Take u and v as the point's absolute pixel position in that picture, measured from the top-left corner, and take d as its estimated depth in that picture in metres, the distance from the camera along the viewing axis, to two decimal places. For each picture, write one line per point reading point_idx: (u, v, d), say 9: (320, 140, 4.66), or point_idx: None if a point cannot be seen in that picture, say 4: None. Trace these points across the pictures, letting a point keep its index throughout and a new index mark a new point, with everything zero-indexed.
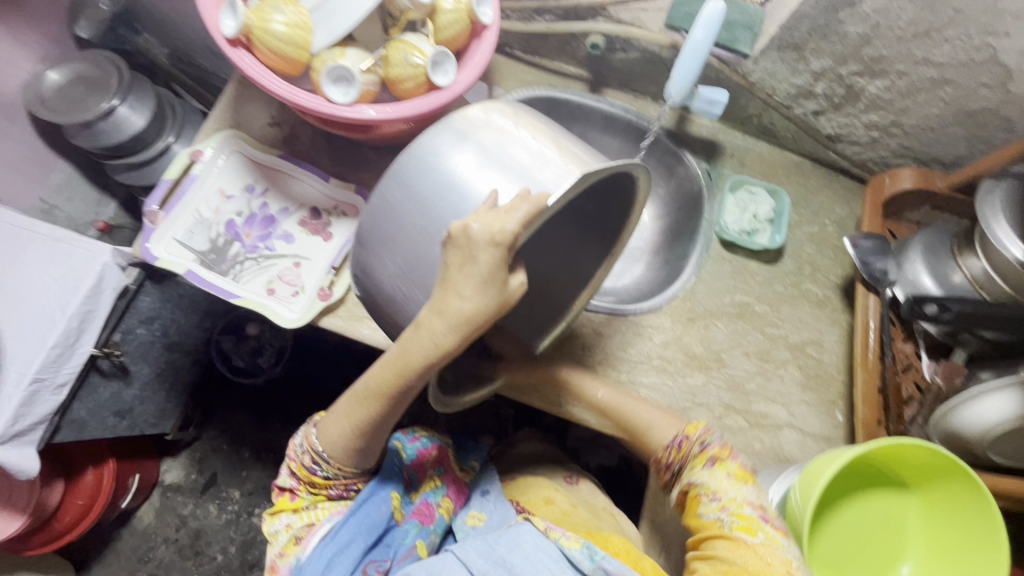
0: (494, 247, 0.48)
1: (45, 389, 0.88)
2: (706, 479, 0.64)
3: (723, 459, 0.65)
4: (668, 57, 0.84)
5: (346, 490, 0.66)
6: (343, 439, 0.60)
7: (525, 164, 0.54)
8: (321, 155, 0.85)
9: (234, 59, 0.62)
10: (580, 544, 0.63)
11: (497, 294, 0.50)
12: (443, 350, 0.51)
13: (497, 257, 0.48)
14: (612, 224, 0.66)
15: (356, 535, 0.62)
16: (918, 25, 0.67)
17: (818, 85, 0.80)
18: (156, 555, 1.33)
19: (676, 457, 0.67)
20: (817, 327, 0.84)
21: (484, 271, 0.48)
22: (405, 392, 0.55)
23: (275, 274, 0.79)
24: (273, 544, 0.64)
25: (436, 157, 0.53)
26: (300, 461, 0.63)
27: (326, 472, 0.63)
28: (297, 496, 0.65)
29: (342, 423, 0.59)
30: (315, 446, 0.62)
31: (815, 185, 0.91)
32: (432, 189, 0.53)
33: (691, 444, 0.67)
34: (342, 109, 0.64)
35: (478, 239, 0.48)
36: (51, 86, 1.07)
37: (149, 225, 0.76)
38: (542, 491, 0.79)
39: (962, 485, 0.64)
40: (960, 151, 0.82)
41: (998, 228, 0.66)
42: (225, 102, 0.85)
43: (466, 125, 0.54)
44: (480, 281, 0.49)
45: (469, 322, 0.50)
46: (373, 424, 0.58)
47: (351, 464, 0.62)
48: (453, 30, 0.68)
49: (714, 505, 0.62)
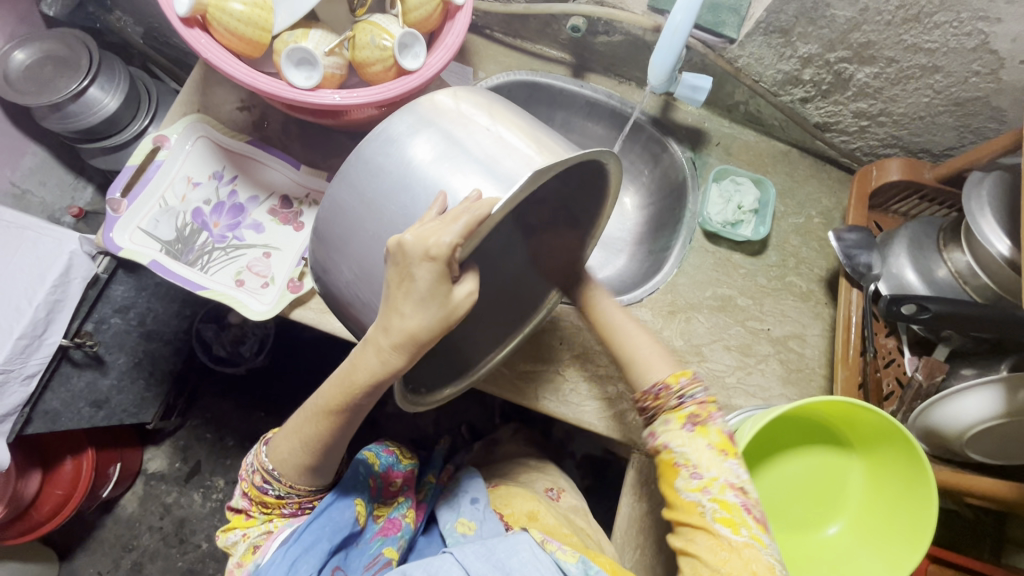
0: (428, 261, 0.46)
1: (13, 380, 0.86)
2: (688, 448, 0.57)
3: (705, 424, 0.58)
4: (652, 40, 0.81)
5: (299, 508, 0.66)
6: (294, 455, 0.60)
7: (477, 157, 0.50)
8: (293, 142, 0.83)
9: (188, 40, 0.59)
10: (577, 557, 0.59)
11: (439, 308, 0.49)
12: (390, 368, 0.51)
13: (434, 272, 0.46)
14: (584, 215, 0.65)
15: (319, 538, 0.61)
16: (908, 9, 0.64)
17: (805, 72, 0.78)
18: (140, 543, 1.33)
19: (653, 404, 0.62)
20: (800, 321, 0.82)
21: (423, 287, 0.47)
22: (355, 406, 0.56)
23: (244, 265, 0.77)
24: (231, 555, 0.64)
25: (385, 157, 0.51)
26: (252, 483, 0.64)
27: (278, 490, 0.63)
28: (249, 516, 0.65)
29: (293, 438, 0.60)
30: (265, 465, 0.62)
31: (802, 175, 0.88)
32: (379, 192, 0.51)
33: (669, 395, 0.61)
34: (304, 94, 0.61)
35: (413, 253, 0.46)
36: (17, 66, 1.03)
37: (111, 214, 0.73)
38: (526, 504, 0.75)
39: (908, 453, 0.60)
40: (950, 141, 0.80)
41: (983, 223, 0.65)
42: (192, 85, 0.81)
43: (414, 119, 0.51)
44: (419, 299, 0.48)
45: (413, 338, 0.49)
46: (325, 440, 0.59)
47: (304, 482, 0.62)
48: (423, 12, 0.64)
49: (695, 483, 0.56)
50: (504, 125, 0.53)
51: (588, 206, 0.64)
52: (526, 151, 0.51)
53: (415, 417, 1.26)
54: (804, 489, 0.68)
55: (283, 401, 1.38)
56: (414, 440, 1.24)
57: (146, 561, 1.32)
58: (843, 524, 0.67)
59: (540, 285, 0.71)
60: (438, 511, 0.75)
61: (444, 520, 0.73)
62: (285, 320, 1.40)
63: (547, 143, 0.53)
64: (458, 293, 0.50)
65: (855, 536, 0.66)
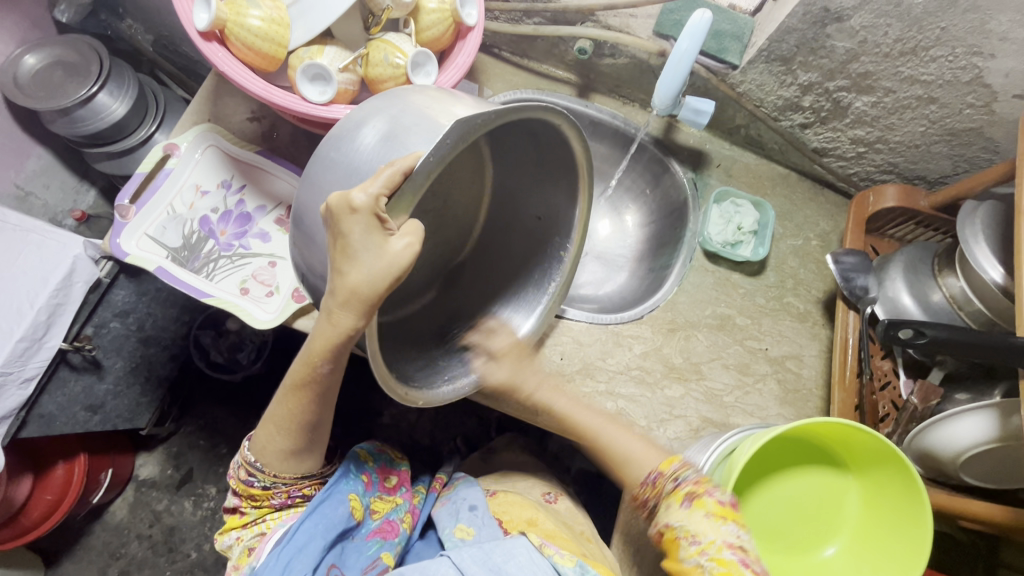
0: (354, 212, 0.46)
1: (10, 383, 0.86)
2: (685, 521, 0.54)
3: (701, 496, 0.55)
4: (657, 64, 0.83)
5: (289, 497, 0.67)
6: (280, 443, 0.62)
7: (420, 125, 0.51)
8: (302, 152, 0.84)
9: (206, 54, 0.60)
10: (573, 561, 0.61)
11: (377, 256, 0.47)
12: (341, 329, 0.50)
13: (363, 223, 0.46)
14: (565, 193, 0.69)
15: (313, 537, 0.62)
16: (905, 42, 0.66)
17: (805, 99, 0.80)
18: (129, 551, 1.31)
19: (653, 493, 0.61)
20: (797, 341, 0.84)
21: (357, 239, 0.47)
22: (318, 377, 0.56)
23: (249, 274, 0.77)
24: (228, 557, 0.67)
25: (337, 152, 0.53)
26: (238, 477, 0.66)
27: (263, 482, 0.65)
28: (242, 514, 0.67)
29: (272, 427, 0.61)
30: (249, 458, 0.64)
31: (801, 198, 0.90)
32: (334, 180, 0.52)
33: (665, 481, 0.60)
34: (318, 108, 0.62)
35: (340, 208, 0.46)
36: (28, 70, 1.04)
37: (120, 220, 0.74)
38: (524, 512, 0.74)
39: (903, 474, 0.61)
40: (944, 169, 0.82)
41: (976, 249, 0.67)
42: (204, 94, 0.82)
43: (365, 112, 0.53)
44: (356, 253, 0.47)
45: (355, 293, 0.48)
46: (297, 418, 0.60)
47: (288, 469, 0.65)
48: (435, 31, 0.66)
49: (694, 549, 0.52)
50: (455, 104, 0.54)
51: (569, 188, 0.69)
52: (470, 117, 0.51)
53: (411, 428, 1.25)
54: (801, 510, 0.68)
55: None
56: (410, 452, 1.24)
57: (134, 570, 1.30)
58: (840, 544, 0.67)
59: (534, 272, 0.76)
60: (438, 516, 0.75)
61: (442, 524, 0.73)
62: (284, 328, 1.40)
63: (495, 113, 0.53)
64: (396, 247, 0.48)
65: (854, 557, 0.66)
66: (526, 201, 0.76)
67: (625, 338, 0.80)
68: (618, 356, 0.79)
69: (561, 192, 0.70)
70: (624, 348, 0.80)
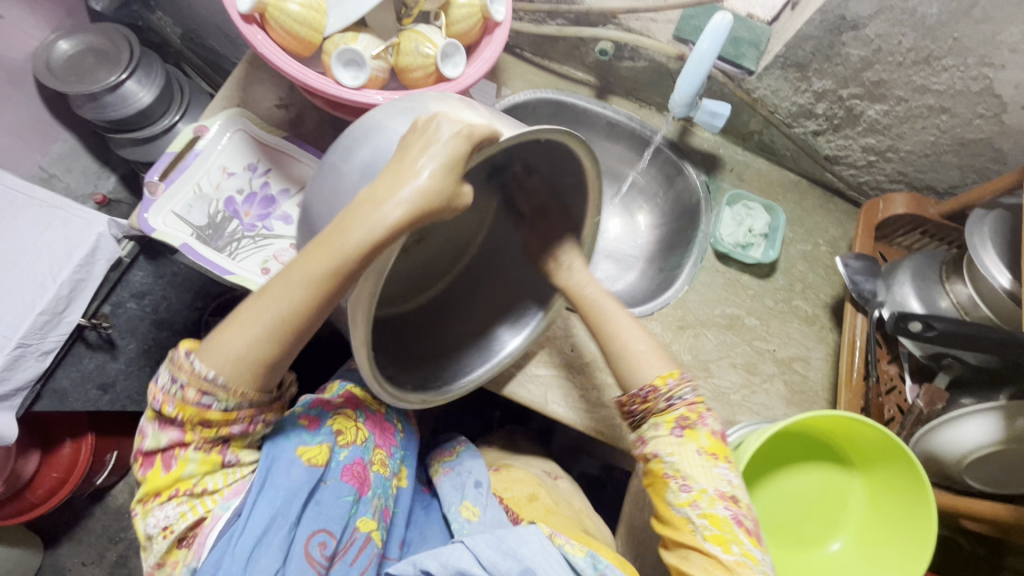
0: (460, 136, 0.45)
1: (29, 354, 0.87)
2: (677, 457, 0.58)
3: (694, 426, 0.60)
4: (675, 68, 0.85)
5: (250, 425, 0.54)
6: (246, 349, 0.49)
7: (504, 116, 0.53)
8: (325, 140, 0.86)
9: (246, 35, 0.62)
10: (584, 551, 0.62)
11: (452, 186, 0.46)
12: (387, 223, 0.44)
13: (458, 145, 0.45)
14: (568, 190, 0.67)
15: (274, 514, 0.56)
16: (918, 52, 0.69)
17: (819, 106, 0.82)
18: (128, 535, 1.31)
19: (641, 407, 0.62)
20: (804, 343, 0.85)
21: (446, 155, 0.45)
22: (338, 287, 0.47)
23: (270, 254, 0.80)
24: (153, 541, 0.53)
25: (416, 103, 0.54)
26: (181, 401, 0.50)
27: (224, 403, 0.51)
28: (176, 462, 0.52)
29: (246, 328, 0.49)
30: (203, 372, 0.49)
31: (811, 205, 0.92)
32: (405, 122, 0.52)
33: (659, 398, 0.62)
34: (350, 92, 0.65)
35: (444, 126, 0.45)
36: (61, 55, 1.08)
37: (148, 196, 0.76)
38: (526, 487, 0.76)
39: (909, 471, 0.62)
40: (953, 180, 0.84)
41: (984, 255, 0.68)
42: (234, 81, 0.85)
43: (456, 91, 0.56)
44: (441, 165, 0.45)
45: (420, 199, 0.44)
46: (294, 329, 0.49)
47: (255, 386, 0.51)
48: (465, 25, 0.69)
49: (684, 496, 0.57)
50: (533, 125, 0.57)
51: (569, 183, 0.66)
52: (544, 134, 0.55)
53: None
54: (806, 506, 0.69)
55: None
56: None
57: (132, 553, 1.30)
58: (845, 540, 0.68)
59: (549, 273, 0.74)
60: (444, 491, 0.75)
61: (449, 502, 0.74)
62: None
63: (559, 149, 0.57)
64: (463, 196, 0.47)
65: (859, 555, 0.67)
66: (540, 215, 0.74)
67: None
68: None
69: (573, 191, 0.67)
70: None
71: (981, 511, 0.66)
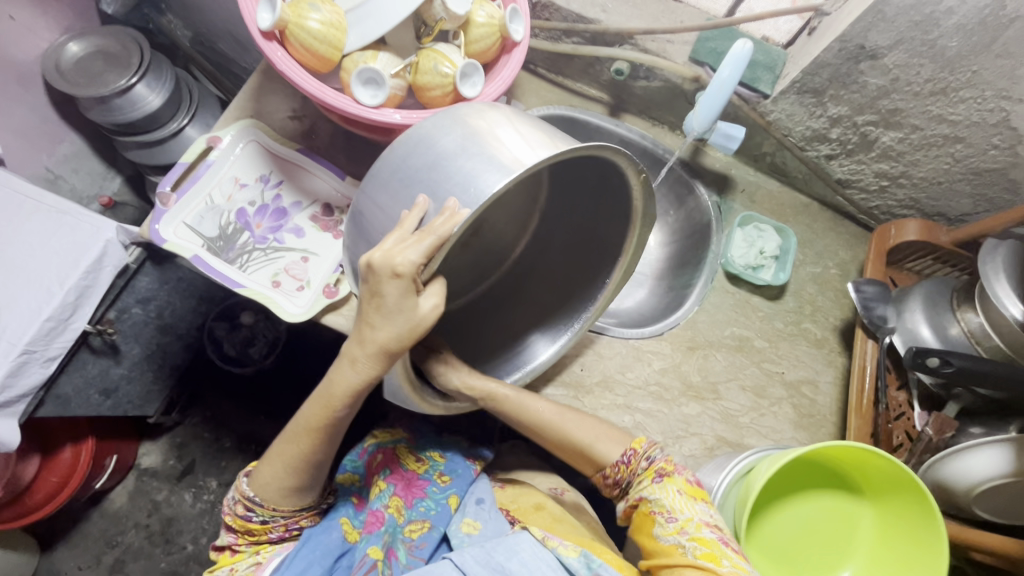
0: (395, 278, 0.50)
1: (34, 361, 0.86)
2: (660, 496, 0.60)
3: (671, 474, 0.62)
4: (690, 89, 0.85)
5: (286, 531, 0.68)
6: (276, 480, 0.63)
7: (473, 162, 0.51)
8: (339, 153, 0.86)
9: (266, 52, 0.62)
10: (578, 552, 0.61)
11: (406, 319, 0.53)
12: (363, 374, 0.57)
13: (402, 288, 0.51)
14: (610, 201, 0.66)
15: (311, 563, 0.66)
16: (937, 83, 0.69)
17: (833, 131, 0.82)
18: (125, 540, 1.30)
19: (624, 473, 0.66)
20: (812, 366, 0.85)
21: (390, 302, 0.52)
22: (335, 420, 0.61)
23: (282, 267, 0.79)
24: None
25: (393, 160, 0.54)
26: (235, 513, 0.66)
27: (261, 517, 0.65)
28: (236, 551, 0.67)
29: (274, 462, 0.63)
30: (247, 493, 0.64)
31: (821, 227, 0.92)
32: (385, 200, 0.54)
33: (637, 460, 0.65)
34: (368, 111, 0.64)
35: (381, 270, 0.50)
36: (71, 58, 1.07)
37: (160, 206, 0.75)
38: (531, 499, 0.76)
39: (918, 501, 0.62)
40: (964, 208, 0.84)
41: (997, 286, 0.68)
42: (248, 91, 0.85)
43: (427, 129, 0.54)
44: (388, 312, 0.52)
45: (384, 348, 0.55)
46: (305, 460, 0.63)
47: (287, 504, 0.65)
48: (483, 44, 0.69)
49: (671, 527, 0.57)
50: (507, 126, 0.53)
51: (610, 195, 0.66)
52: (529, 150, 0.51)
53: None
54: (814, 533, 0.69)
55: (284, 407, 1.36)
56: None
57: (129, 559, 1.29)
58: (854, 569, 0.68)
59: (585, 283, 0.73)
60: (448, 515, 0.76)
61: (449, 521, 0.73)
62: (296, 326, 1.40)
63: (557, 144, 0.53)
64: (424, 307, 0.54)
65: None
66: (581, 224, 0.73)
67: (645, 353, 0.81)
68: (637, 370, 0.80)
69: (613, 201, 0.66)
70: (643, 363, 0.81)
71: (988, 544, 0.66)
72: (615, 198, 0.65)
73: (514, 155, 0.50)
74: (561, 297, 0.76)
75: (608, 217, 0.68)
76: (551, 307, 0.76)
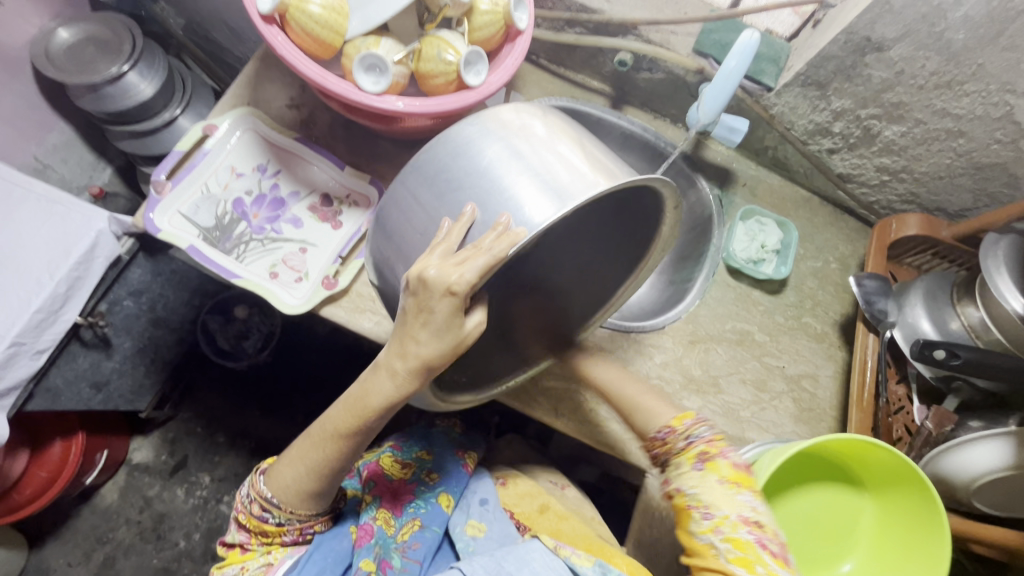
0: (449, 296, 0.47)
1: (23, 353, 0.84)
2: (698, 489, 0.56)
3: (714, 459, 0.58)
4: (693, 82, 0.85)
5: (300, 535, 0.67)
6: (297, 483, 0.62)
7: (528, 177, 0.48)
8: (338, 142, 0.84)
9: (266, 36, 0.60)
10: (591, 561, 0.60)
11: (453, 338, 0.50)
12: (402, 391, 0.54)
13: (453, 306, 0.48)
14: (634, 212, 0.64)
15: (322, 569, 0.67)
16: (941, 76, 0.69)
17: (836, 124, 0.82)
18: (116, 536, 1.28)
19: (663, 450, 0.63)
20: (813, 361, 0.85)
21: (439, 320, 0.49)
22: (365, 430, 0.58)
23: (280, 258, 0.77)
24: None
25: (439, 161, 0.51)
26: (249, 512, 0.66)
27: (277, 518, 0.65)
28: (248, 549, 0.68)
29: (297, 465, 0.62)
30: (264, 494, 0.64)
31: (822, 222, 0.92)
32: (427, 202, 0.51)
33: (676, 439, 0.61)
34: (370, 98, 0.63)
35: (434, 287, 0.47)
36: (61, 44, 1.05)
37: (154, 195, 0.74)
38: (535, 498, 0.77)
39: (921, 493, 0.62)
40: (965, 203, 0.84)
41: (999, 280, 0.69)
42: (245, 79, 0.83)
43: (478, 133, 0.51)
44: (436, 330, 0.49)
45: (426, 365, 0.51)
46: (329, 467, 0.61)
47: (304, 508, 0.64)
48: (487, 32, 0.67)
49: (708, 524, 0.54)
50: (558, 141, 0.51)
51: (636, 208, 0.63)
52: (586, 171, 0.49)
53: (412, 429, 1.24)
54: (816, 526, 0.69)
55: (278, 402, 1.34)
56: None
57: (120, 555, 1.27)
58: (856, 561, 0.68)
59: (598, 292, 0.70)
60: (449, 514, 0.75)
61: (452, 521, 0.73)
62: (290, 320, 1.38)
63: (608, 166, 0.51)
64: (470, 325, 0.52)
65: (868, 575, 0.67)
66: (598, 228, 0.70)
67: (647, 347, 0.81)
68: (639, 364, 0.80)
69: (636, 216, 0.64)
70: (645, 356, 0.80)
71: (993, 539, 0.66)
72: (641, 213, 0.63)
73: (570, 176, 0.48)
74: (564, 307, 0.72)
75: (631, 233, 0.66)
76: (553, 316, 0.73)
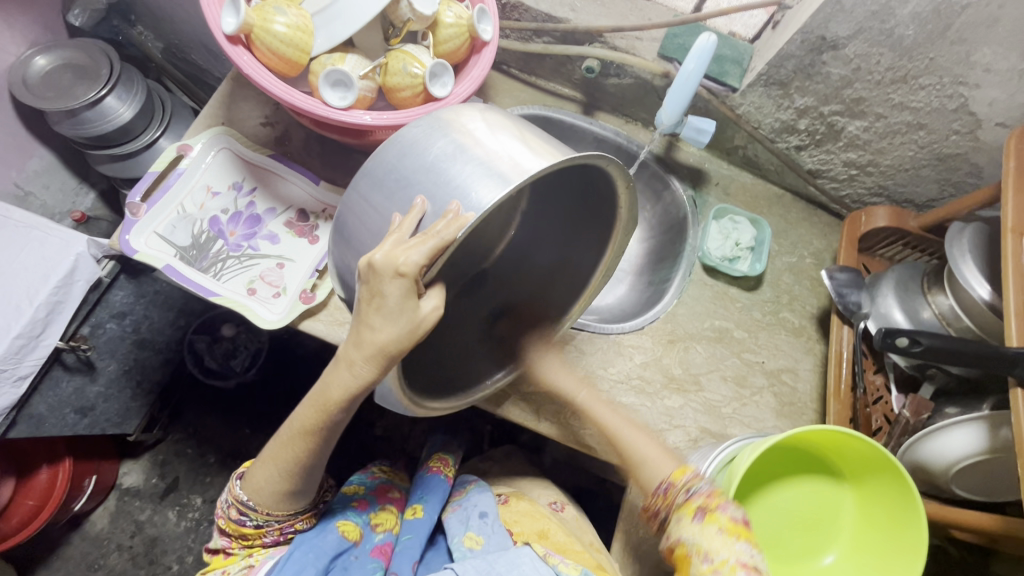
0: (398, 277, 0.47)
1: (4, 380, 0.83)
2: (699, 537, 0.51)
3: (713, 509, 0.52)
4: (660, 85, 0.86)
5: (280, 535, 0.68)
6: (271, 483, 0.62)
7: (472, 166, 0.49)
8: (313, 158, 0.85)
9: (231, 56, 0.61)
10: (579, 570, 0.62)
11: (408, 321, 0.50)
12: (361, 380, 0.54)
13: (404, 288, 0.48)
14: (596, 209, 0.66)
15: (305, 564, 0.63)
16: (896, 71, 0.71)
17: (801, 122, 0.84)
18: (107, 563, 1.27)
19: (663, 504, 0.58)
20: (792, 355, 0.86)
21: (393, 303, 0.49)
22: (331, 424, 0.58)
23: (257, 274, 0.78)
24: None
25: (387, 162, 0.52)
26: (228, 517, 0.65)
27: (255, 521, 0.65)
28: (229, 554, 0.68)
29: (270, 466, 0.61)
30: (240, 497, 0.63)
31: (795, 217, 0.93)
32: (379, 201, 0.52)
33: (676, 493, 0.57)
34: (337, 112, 0.64)
35: (382, 271, 0.47)
36: (37, 71, 1.05)
37: (129, 217, 0.74)
38: (536, 523, 0.73)
39: (896, 482, 0.63)
40: (931, 193, 0.86)
41: (965, 268, 0.70)
42: (219, 99, 0.84)
43: (425, 132, 0.52)
44: (389, 313, 0.49)
45: (383, 350, 0.51)
46: (304, 464, 0.61)
47: (281, 508, 0.64)
48: (453, 44, 0.69)
49: (704, 568, 0.49)
50: (504, 134, 0.52)
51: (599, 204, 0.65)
52: (530, 156, 0.50)
53: (403, 440, 1.24)
54: (798, 518, 0.70)
55: (268, 419, 1.34)
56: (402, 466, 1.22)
57: None
58: (838, 553, 0.69)
59: (566, 291, 0.72)
60: (448, 521, 0.75)
61: (451, 532, 0.73)
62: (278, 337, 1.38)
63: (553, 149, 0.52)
64: (425, 308, 0.51)
65: (849, 566, 0.68)
66: (566, 229, 0.73)
67: (626, 348, 0.82)
68: (619, 365, 0.80)
69: (598, 212, 0.66)
70: (625, 357, 0.81)
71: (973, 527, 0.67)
72: (602, 205, 0.65)
73: (515, 162, 0.49)
74: (541, 305, 0.73)
75: (593, 228, 0.68)
76: (530, 320, 0.74)
